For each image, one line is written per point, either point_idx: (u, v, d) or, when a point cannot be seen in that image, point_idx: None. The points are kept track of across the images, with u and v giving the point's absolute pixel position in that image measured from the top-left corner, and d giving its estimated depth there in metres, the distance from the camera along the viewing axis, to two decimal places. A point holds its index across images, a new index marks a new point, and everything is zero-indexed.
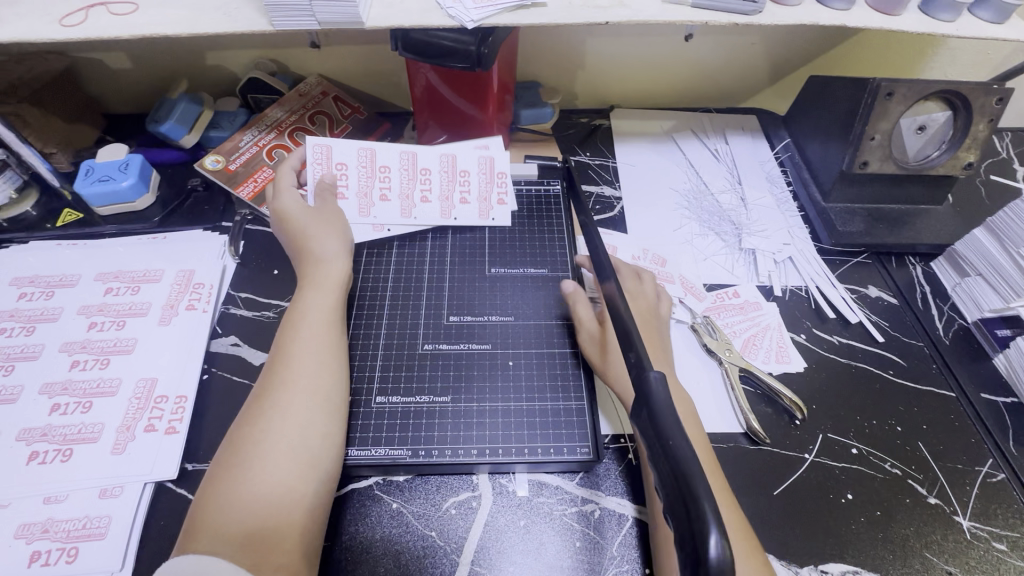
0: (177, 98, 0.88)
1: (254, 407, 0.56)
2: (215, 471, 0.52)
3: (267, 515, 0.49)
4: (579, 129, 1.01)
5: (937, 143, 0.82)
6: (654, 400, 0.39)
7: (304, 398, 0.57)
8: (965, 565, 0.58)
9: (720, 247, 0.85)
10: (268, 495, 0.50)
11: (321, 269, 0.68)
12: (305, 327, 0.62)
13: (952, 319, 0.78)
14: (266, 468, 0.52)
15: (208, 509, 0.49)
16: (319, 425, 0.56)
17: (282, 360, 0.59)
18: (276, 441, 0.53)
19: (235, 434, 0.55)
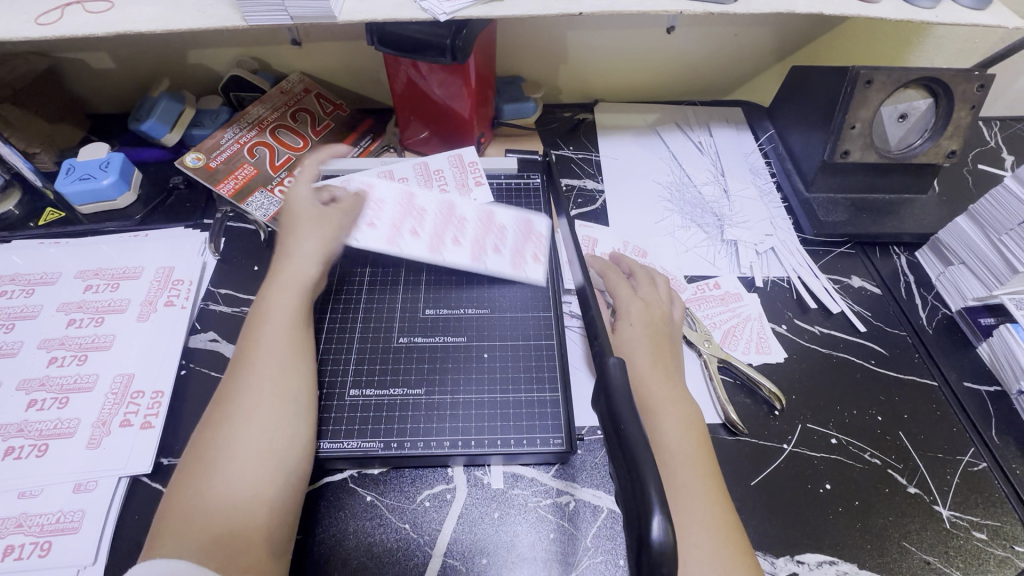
0: (159, 97, 0.89)
1: (218, 405, 0.55)
2: (182, 473, 0.52)
3: (231, 516, 0.49)
4: (562, 122, 1.00)
5: (919, 131, 0.81)
6: (613, 387, 0.41)
7: (266, 396, 0.56)
8: (943, 554, 0.58)
9: (702, 239, 0.85)
10: (231, 498, 0.50)
11: (291, 267, 0.66)
12: (269, 322, 0.61)
13: (936, 308, 0.78)
14: (230, 469, 0.51)
15: (173, 513, 0.49)
16: (283, 424, 0.55)
17: (245, 358, 0.58)
18: (239, 441, 0.53)
19: (200, 434, 0.54)
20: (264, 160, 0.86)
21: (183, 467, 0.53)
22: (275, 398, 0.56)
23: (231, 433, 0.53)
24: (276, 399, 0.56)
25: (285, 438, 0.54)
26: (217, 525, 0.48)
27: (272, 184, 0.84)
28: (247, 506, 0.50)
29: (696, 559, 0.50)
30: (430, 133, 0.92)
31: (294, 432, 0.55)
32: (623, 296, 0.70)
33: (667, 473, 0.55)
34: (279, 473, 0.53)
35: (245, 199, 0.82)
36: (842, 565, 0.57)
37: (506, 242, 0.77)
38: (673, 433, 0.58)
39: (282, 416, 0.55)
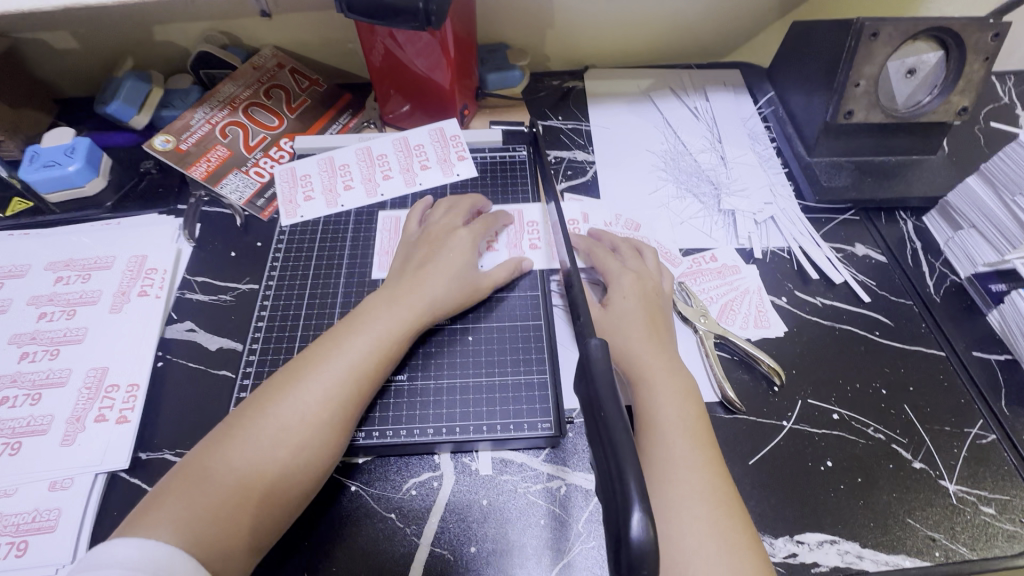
0: (124, 77, 0.84)
1: (275, 394, 0.53)
2: (210, 443, 0.50)
3: (230, 512, 0.47)
4: (551, 91, 0.95)
5: (929, 87, 0.76)
6: (593, 370, 0.38)
7: (327, 408, 0.53)
8: (950, 530, 0.56)
9: (698, 210, 0.81)
10: (240, 493, 0.48)
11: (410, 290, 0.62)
12: (361, 335, 0.57)
13: (944, 275, 0.74)
14: (250, 464, 0.49)
15: (180, 484, 0.47)
16: (323, 445, 0.52)
17: (321, 358, 0.55)
18: (277, 441, 0.50)
19: (247, 411, 0.52)
20: (238, 140, 0.82)
21: (212, 437, 0.51)
22: (330, 415, 0.53)
23: (274, 430, 0.51)
24: (332, 416, 0.53)
25: (318, 458, 0.52)
26: (215, 515, 0.46)
27: (247, 166, 0.81)
28: (250, 510, 0.48)
29: (697, 537, 0.48)
30: (412, 107, 0.86)
31: (329, 455, 0.52)
32: (611, 267, 0.68)
33: (664, 446, 0.53)
34: (295, 489, 0.50)
35: (219, 180, 0.79)
36: (843, 544, 0.55)
37: (541, 237, 0.74)
38: (673, 410, 0.55)
39: (328, 437, 0.52)
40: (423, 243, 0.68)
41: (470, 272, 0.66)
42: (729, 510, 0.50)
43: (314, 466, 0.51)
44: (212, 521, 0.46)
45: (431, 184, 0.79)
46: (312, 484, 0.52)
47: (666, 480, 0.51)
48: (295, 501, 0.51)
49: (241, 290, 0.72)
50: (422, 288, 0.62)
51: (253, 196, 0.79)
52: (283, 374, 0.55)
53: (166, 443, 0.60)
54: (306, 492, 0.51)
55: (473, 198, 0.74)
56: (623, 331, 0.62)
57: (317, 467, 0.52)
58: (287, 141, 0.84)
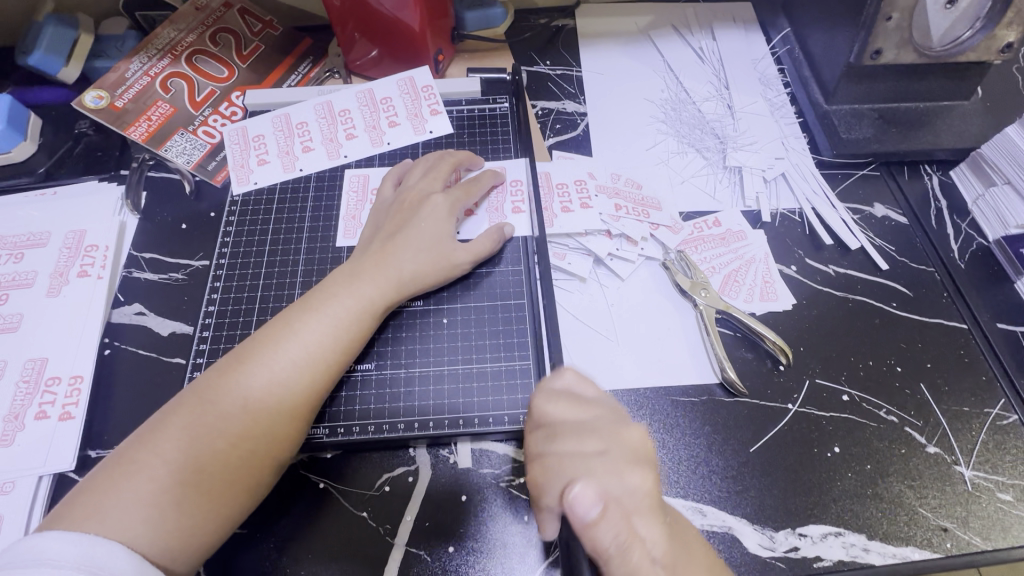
0: (44, 21, 0.73)
1: (222, 377, 0.48)
2: (151, 429, 0.45)
3: (172, 507, 0.42)
4: (538, 31, 0.83)
5: (970, 20, 0.64)
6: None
7: (279, 394, 0.47)
8: (962, 519, 0.52)
9: (701, 167, 0.73)
10: (183, 485, 0.43)
11: (376, 267, 0.55)
12: (318, 313, 0.51)
13: (971, 238, 0.67)
14: (194, 455, 0.44)
15: (116, 475, 0.43)
16: (273, 442, 0.47)
17: (273, 340, 0.49)
18: (224, 430, 0.45)
19: (190, 396, 0.47)
20: (182, 95, 0.72)
21: (153, 422, 0.46)
22: (282, 402, 0.47)
23: (219, 418, 0.46)
24: (285, 403, 0.47)
25: (271, 449, 0.47)
26: (157, 510, 0.42)
27: (194, 125, 0.71)
28: (195, 504, 0.43)
29: None
30: (380, 53, 0.75)
31: (284, 446, 0.48)
32: (585, 427, 0.46)
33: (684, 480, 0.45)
34: (241, 488, 0.45)
35: (163, 143, 0.70)
36: (849, 536, 0.51)
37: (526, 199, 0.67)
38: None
39: (281, 427, 0.47)
40: (396, 211, 0.60)
41: (448, 242, 0.59)
42: None
43: (267, 457, 0.47)
44: (153, 518, 0.42)
45: (401, 143, 0.70)
46: (266, 476, 0.47)
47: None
48: (249, 494, 0.46)
49: (194, 267, 0.65)
50: (391, 261, 0.56)
51: (203, 159, 0.70)
52: (232, 354, 0.50)
53: (116, 440, 0.55)
54: (259, 486, 0.47)
55: (454, 156, 0.65)
56: None
57: (270, 458, 0.47)
58: (238, 95, 0.74)
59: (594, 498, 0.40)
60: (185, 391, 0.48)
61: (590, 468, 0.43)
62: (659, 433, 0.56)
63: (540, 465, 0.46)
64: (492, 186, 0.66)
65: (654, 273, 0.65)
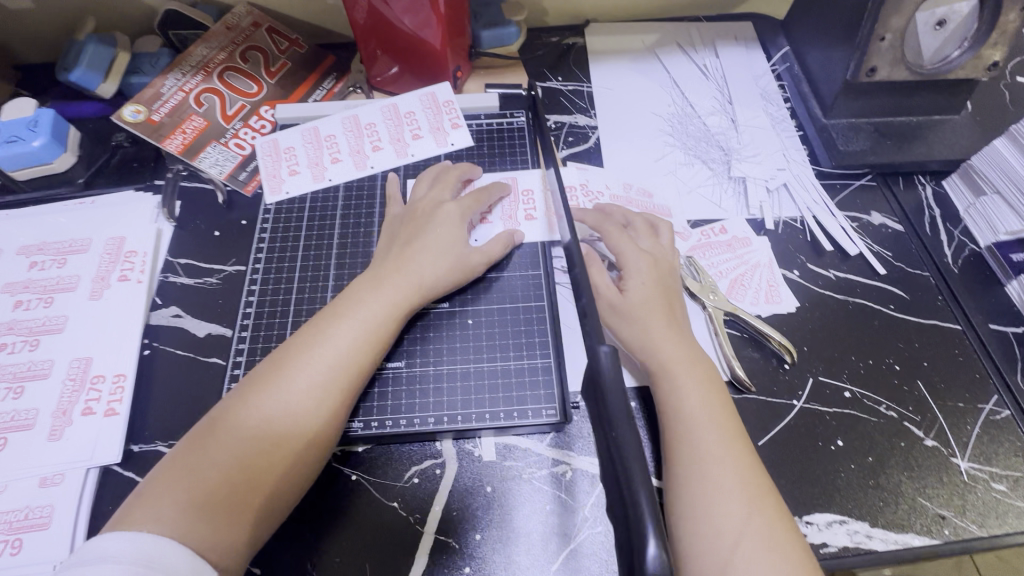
0: (84, 40, 0.77)
1: (262, 383, 0.51)
2: (198, 434, 0.48)
3: (220, 504, 0.45)
4: (550, 49, 0.88)
5: (958, 40, 0.70)
6: (604, 386, 0.37)
7: (315, 396, 0.51)
8: (960, 508, 0.55)
9: (707, 177, 0.77)
10: (230, 484, 0.46)
11: (400, 276, 0.59)
12: (349, 319, 0.55)
13: (963, 244, 0.71)
14: (239, 457, 0.47)
15: (168, 478, 0.46)
16: (310, 442, 0.50)
17: (308, 346, 0.53)
18: (265, 433, 0.48)
19: (232, 403, 0.50)
20: (214, 109, 0.76)
21: (199, 429, 0.49)
22: (318, 403, 0.51)
23: (262, 421, 0.49)
24: (321, 403, 0.51)
25: (309, 448, 0.50)
26: (207, 509, 0.45)
27: (226, 137, 0.75)
28: (242, 502, 0.46)
29: None
30: (402, 69, 0.79)
31: (321, 444, 0.51)
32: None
33: (688, 437, 0.51)
34: (282, 485, 0.48)
35: (197, 154, 0.73)
36: (853, 524, 0.54)
37: (537, 207, 0.70)
38: (695, 394, 0.53)
39: (320, 426, 0.50)
40: (408, 222, 0.64)
41: (464, 250, 0.62)
42: (761, 502, 0.48)
43: (305, 454, 0.50)
44: (204, 515, 0.44)
45: (423, 154, 0.74)
46: (308, 473, 0.50)
47: (697, 453, 0.50)
48: (291, 489, 0.49)
49: (228, 272, 0.69)
50: (408, 267, 0.59)
51: (235, 169, 0.74)
52: (268, 362, 0.53)
53: (158, 436, 0.58)
54: (299, 485, 0.49)
55: (458, 169, 0.69)
56: (643, 324, 0.58)
57: (309, 456, 0.50)
58: (267, 109, 0.78)
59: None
60: (226, 399, 0.51)
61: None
62: None
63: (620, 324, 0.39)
64: (502, 197, 0.70)
65: None
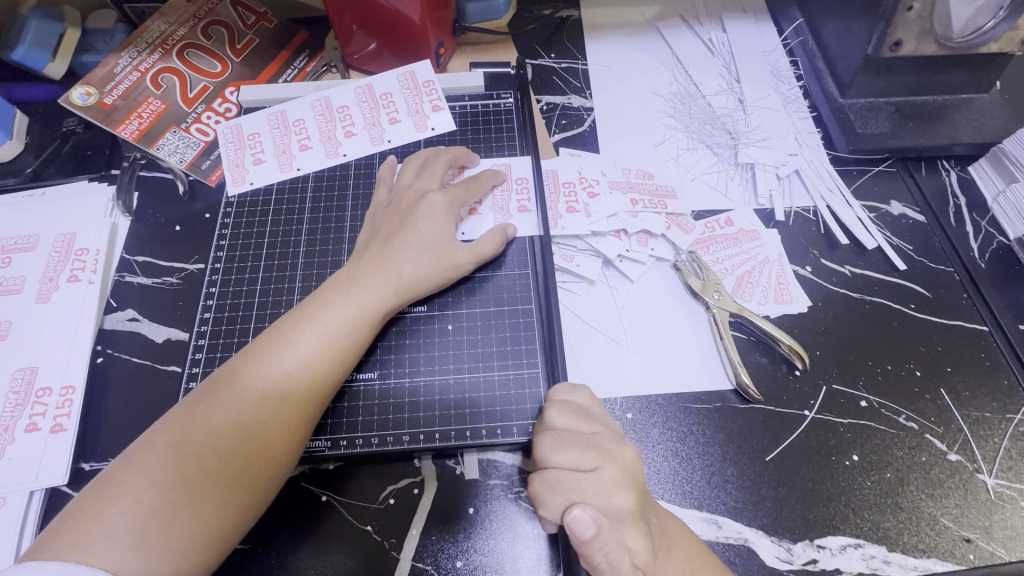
0: (28, 14, 0.70)
1: (213, 394, 0.46)
2: (140, 449, 0.43)
3: (162, 531, 0.40)
4: (542, 23, 0.81)
5: (992, 9, 0.62)
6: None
7: (273, 408, 0.46)
8: (985, 529, 0.50)
9: (712, 164, 0.70)
10: (172, 508, 0.41)
11: (372, 274, 0.53)
12: (316, 323, 0.49)
13: (991, 236, 0.65)
14: (185, 475, 0.42)
15: (104, 498, 0.41)
16: (267, 462, 0.45)
17: (267, 351, 0.47)
18: (216, 448, 0.43)
19: (182, 412, 0.45)
20: (173, 91, 0.69)
21: (142, 443, 0.44)
22: (278, 416, 0.46)
23: (211, 434, 0.44)
24: (280, 416, 0.46)
25: (265, 466, 0.45)
26: (146, 534, 0.40)
27: (187, 122, 0.69)
28: (186, 526, 0.41)
29: None
30: (379, 45, 0.72)
31: (278, 462, 0.45)
32: (586, 441, 0.46)
33: None
34: (236, 509, 0.43)
35: (154, 141, 0.67)
36: (869, 548, 0.49)
37: (531, 197, 0.64)
38: None
39: (278, 442, 0.45)
40: (391, 214, 0.58)
41: (447, 244, 0.56)
42: None
43: (263, 475, 0.45)
44: (141, 542, 0.39)
45: (402, 140, 0.68)
46: (266, 493, 0.45)
47: None
48: (244, 513, 0.44)
49: (189, 271, 0.63)
50: (381, 267, 0.53)
51: (197, 157, 0.67)
52: (223, 368, 0.48)
53: (111, 452, 0.53)
54: (255, 506, 0.45)
55: (444, 155, 0.62)
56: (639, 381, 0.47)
57: (265, 475, 0.45)
58: (232, 90, 0.71)
59: (590, 521, 0.41)
60: (173, 409, 0.46)
61: (583, 487, 0.43)
62: (672, 440, 0.54)
63: (540, 477, 0.45)
64: (495, 184, 0.64)
65: (664, 275, 0.63)
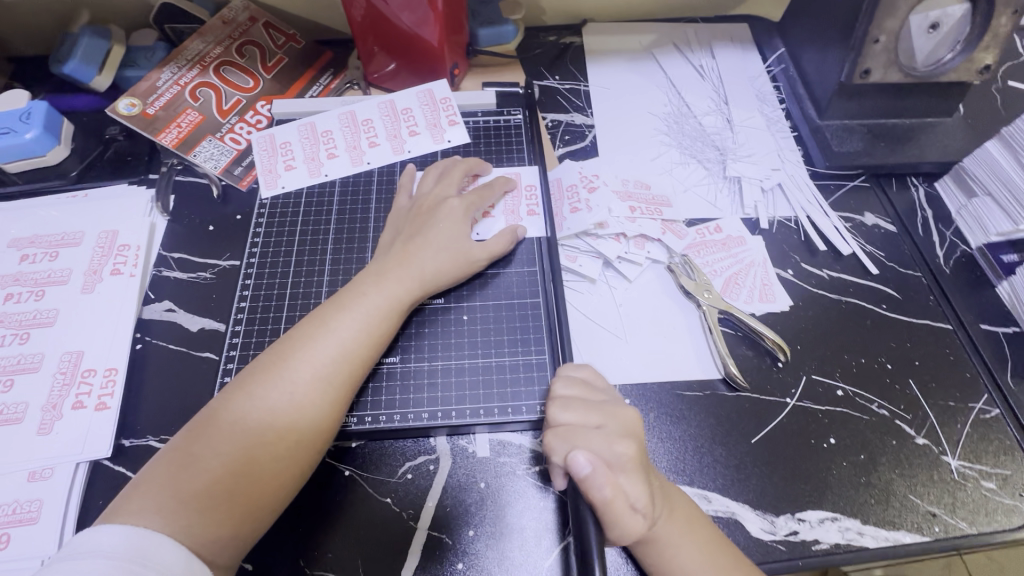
0: (79, 32, 0.77)
1: (264, 374, 0.50)
2: (200, 424, 0.48)
3: (223, 496, 0.45)
4: (547, 48, 0.88)
5: (951, 44, 0.70)
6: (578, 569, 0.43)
7: (320, 388, 0.50)
8: (950, 505, 0.55)
9: (703, 177, 0.77)
10: (231, 477, 0.46)
11: (402, 269, 0.58)
12: (354, 312, 0.55)
13: (954, 245, 0.71)
14: (242, 448, 0.47)
15: (171, 468, 0.46)
16: (313, 438, 0.49)
17: (311, 337, 0.52)
18: (270, 424, 0.48)
19: (237, 391, 0.50)
20: (210, 103, 0.76)
21: (202, 419, 0.49)
22: (324, 396, 0.50)
23: (265, 412, 0.49)
24: (325, 396, 0.50)
25: (311, 441, 0.49)
26: (210, 500, 0.45)
27: (222, 132, 0.75)
28: (245, 493, 0.46)
29: None
30: (399, 65, 0.79)
31: (319, 436, 0.50)
32: (590, 406, 0.53)
33: None
34: (286, 480, 0.48)
35: (192, 148, 0.73)
36: (844, 521, 0.54)
37: (538, 205, 0.70)
38: None
39: (321, 421, 0.50)
40: (413, 216, 0.64)
41: (463, 243, 0.62)
42: None
43: (309, 451, 0.49)
44: (206, 506, 0.45)
45: (421, 151, 0.74)
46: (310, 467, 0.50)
47: None
48: (292, 484, 0.49)
49: (222, 266, 0.68)
50: (407, 261, 0.59)
51: (230, 164, 0.73)
52: (272, 352, 0.52)
53: (150, 429, 0.58)
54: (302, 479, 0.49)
55: (461, 164, 0.69)
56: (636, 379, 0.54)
57: (310, 450, 0.49)
58: (263, 103, 0.78)
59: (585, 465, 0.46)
60: (229, 389, 0.51)
61: (589, 438, 0.50)
62: (666, 424, 0.59)
63: (552, 432, 0.51)
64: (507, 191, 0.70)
65: (659, 275, 0.69)
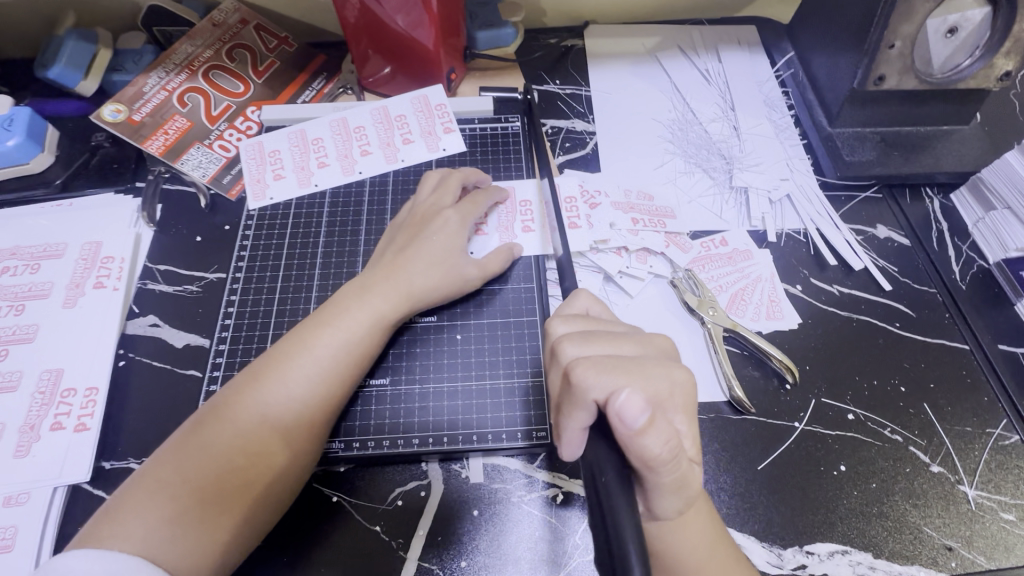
0: (64, 35, 0.75)
1: (237, 395, 0.48)
2: (170, 448, 0.46)
3: (193, 525, 0.43)
4: (548, 51, 0.85)
5: (970, 49, 0.67)
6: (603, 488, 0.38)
7: (296, 410, 0.48)
8: (966, 539, 0.53)
9: (708, 187, 0.74)
10: (200, 505, 0.44)
11: (387, 283, 0.55)
12: (321, 332, 0.52)
13: (971, 260, 0.68)
14: (214, 473, 0.45)
15: (137, 494, 0.44)
16: (288, 461, 0.47)
17: (290, 356, 0.50)
18: (242, 447, 0.46)
19: (209, 413, 0.48)
20: (198, 109, 0.73)
21: (172, 442, 0.47)
22: (300, 418, 0.48)
23: (237, 436, 0.47)
24: (300, 418, 0.48)
25: (286, 465, 0.47)
26: (179, 528, 0.43)
27: (210, 139, 0.72)
28: (216, 521, 0.44)
29: None
30: (393, 69, 0.76)
31: (289, 463, 0.47)
32: (615, 336, 0.46)
33: None
34: (259, 506, 0.46)
35: (179, 155, 0.70)
36: (855, 555, 0.52)
37: (535, 219, 0.68)
38: None
39: (297, 444, 0.48)
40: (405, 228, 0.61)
41: (457, 259, 0.59)
42: None
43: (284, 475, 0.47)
44: (174, 534, 0.42)
45: (416, 160, 0.72)
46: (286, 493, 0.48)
47: None
48: (267, 510, 0.47)
49: (209, 279, 0.66)
50: (371, 274, 0.56)
51: (219, 172, 0.71)
52: (247, 371, 0.50)
53: (131, 452, 0.56)
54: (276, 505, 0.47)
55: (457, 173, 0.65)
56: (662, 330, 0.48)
57: (286, 474, 0.47)
58: (253, 109, 0.75)
59: (641, 408, 0.38)
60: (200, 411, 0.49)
61: (632, 362, 0.42)
62: None
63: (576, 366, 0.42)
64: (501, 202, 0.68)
65: (662, 291, 0.66)
